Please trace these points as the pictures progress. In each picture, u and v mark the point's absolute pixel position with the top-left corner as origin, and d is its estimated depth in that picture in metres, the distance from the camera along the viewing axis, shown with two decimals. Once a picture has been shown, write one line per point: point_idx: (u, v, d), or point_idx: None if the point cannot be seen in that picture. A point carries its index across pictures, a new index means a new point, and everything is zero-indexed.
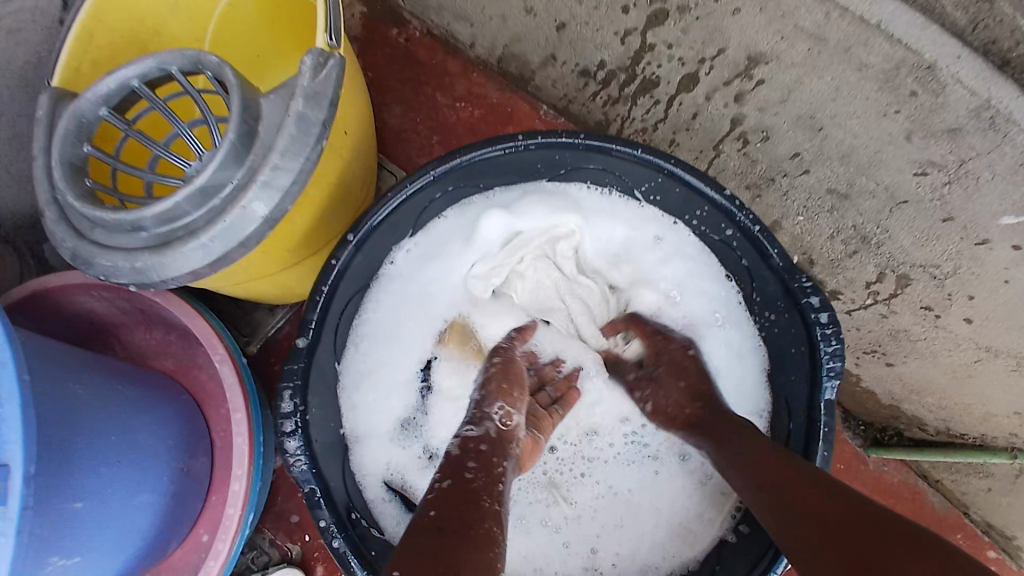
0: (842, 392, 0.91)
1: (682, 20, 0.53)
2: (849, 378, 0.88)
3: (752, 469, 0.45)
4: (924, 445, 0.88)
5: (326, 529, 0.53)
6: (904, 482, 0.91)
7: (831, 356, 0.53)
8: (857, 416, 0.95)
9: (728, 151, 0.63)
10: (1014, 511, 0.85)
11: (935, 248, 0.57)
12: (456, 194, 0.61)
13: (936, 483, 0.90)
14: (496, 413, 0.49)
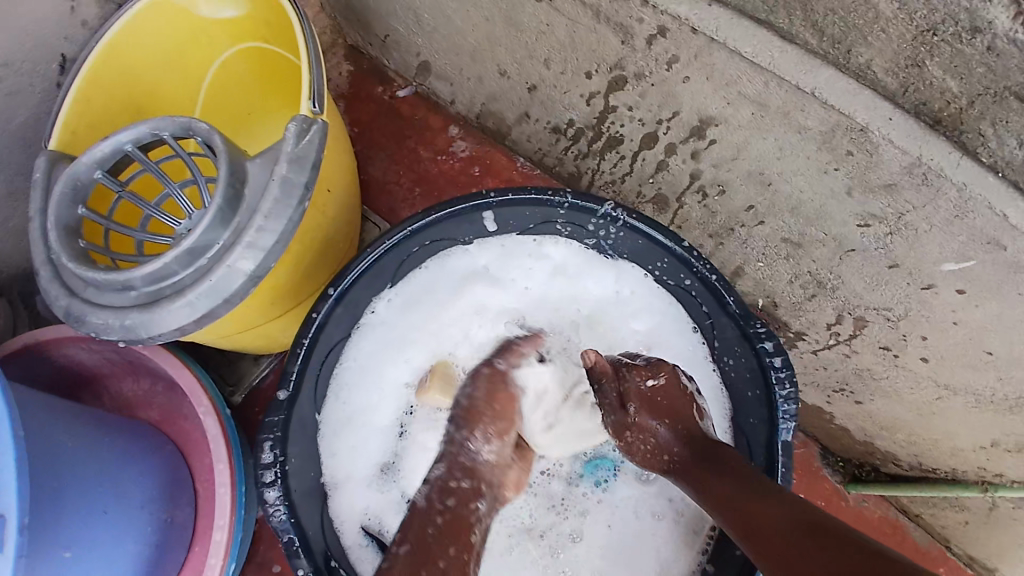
0: (819, 429, 0.94)
1: (639, 85, 0.57)
2: (823, 415, 0.90)
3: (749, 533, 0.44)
4: (900, 481, 0.90)
5: None
6: (884, 517, 0.92)
7: (786, 399, 0.56)
8: (834, 452, 0.96)
9: (689, 204, 0.67)
10: (993, 544, 0.86)
11: (886, 291, 0.60)
12: (433, 247, 0.64)
13: (916, 517, 0.91)
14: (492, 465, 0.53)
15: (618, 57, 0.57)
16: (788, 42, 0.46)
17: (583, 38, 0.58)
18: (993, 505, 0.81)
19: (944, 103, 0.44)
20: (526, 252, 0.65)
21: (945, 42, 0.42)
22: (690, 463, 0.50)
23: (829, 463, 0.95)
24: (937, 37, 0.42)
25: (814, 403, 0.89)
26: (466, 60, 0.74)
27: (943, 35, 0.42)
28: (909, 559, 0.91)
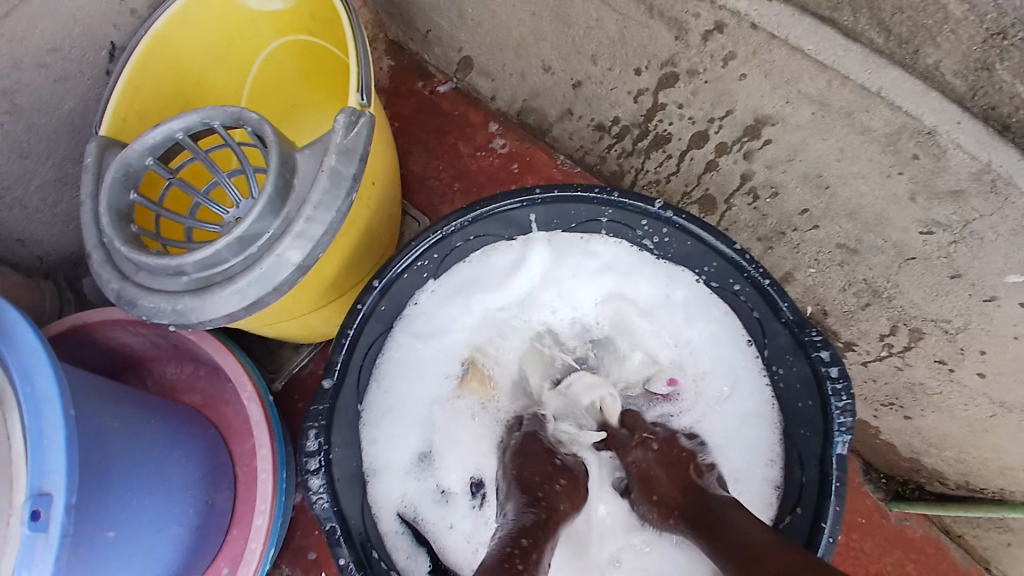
0: (862, 442, 0.91)
1: (691, 82, 0.56)
2: (868, 428, 0.87)
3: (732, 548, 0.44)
4: (946, 500, 0.86)
5: (345, 567, 0.53)
6: (926, 536, 0.89)
7: (841, 410, 0.53)
8: (878, 468, 0.93)
9: (738, 206, 0.65)
10: None
11: (944, 303, 0.57)
12: (478, 242, 0.63)
13: (959, 538, 0.88)
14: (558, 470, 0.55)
15: (670, 53, 0.55)
16: (852, 40, 0.44)
17: (634, 33, 0.56)
18: None
19: (1013, 108, 0.42)
20: (574, 249, 0.64)
21: (1016, 45, 0.41)
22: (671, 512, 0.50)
23: (872, 479, 0.92)
24: (1008, 39, 0.41)
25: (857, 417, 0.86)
26: (510, 55, 0.74)
27: (1014, 38, 0.41)
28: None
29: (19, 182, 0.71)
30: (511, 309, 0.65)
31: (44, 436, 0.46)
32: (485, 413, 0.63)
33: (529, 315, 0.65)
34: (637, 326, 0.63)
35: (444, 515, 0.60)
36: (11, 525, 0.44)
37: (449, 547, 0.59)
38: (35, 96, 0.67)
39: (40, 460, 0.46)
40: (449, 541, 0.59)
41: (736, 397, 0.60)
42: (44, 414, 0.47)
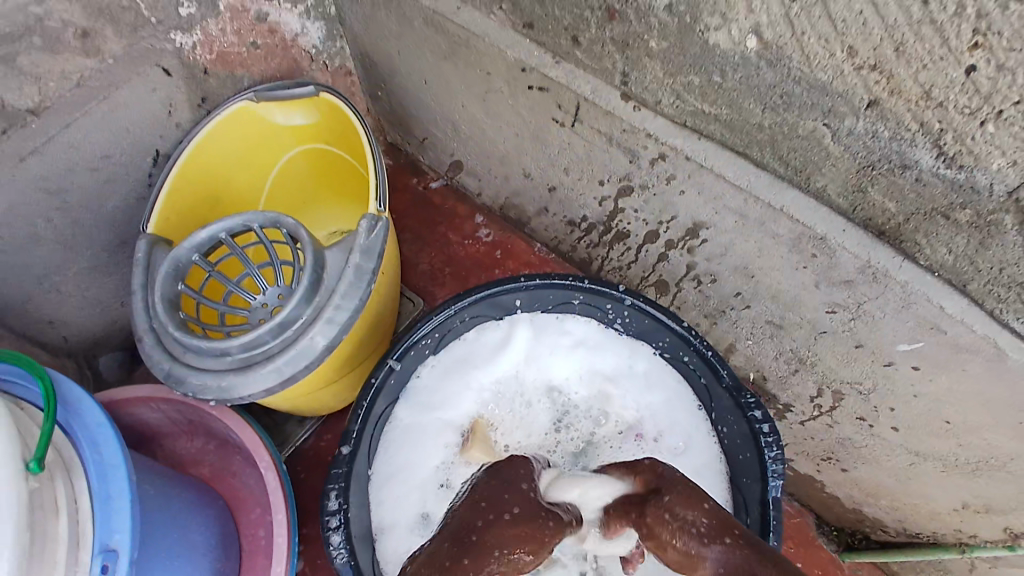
0: (812, 497, 1.01)
1: (644, 194, 0.70)
2: (815, 482, 0.98)
3: None
4: (889, 547, 0.96)
5: None
6: None
7: (774, 459, 0.64)
8: (829, 521, 1.03)
9: (686, 289, 0.79)
10: None
11: (855, 368, 0.69)
12: (472, 323, 0.74)
13: None
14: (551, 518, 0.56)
15: (626, 171, 0.69)
16: (761, 169, 0.58)
17: (598, 155, 0.71)
18: (974, 566, 0.87)
19: (885, 219, 0.55)
20: (552, 327, 0.76)
21: (882, 175, 0.52)
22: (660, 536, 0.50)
23: (824, 532, 1.02)
24: (876, 170, 0.52)
25: (804, 472, 0.97)
26: (496, 163, 0.88)
27: (881, 170, 0.52)
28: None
29: (58, 269, 0.81)
30: (502, 380, 0.75)
31: (111, 498, 0.54)
32: None
33: (518, 386, 0.75)
34: (608, 392, 0.74)
35: None
36: None
37: None
38: (84, 195, 0.78)
39: (107, 521, 0.54)
40: None
41: (693, 451, 0.70)
42: (111, 479, 0.55)
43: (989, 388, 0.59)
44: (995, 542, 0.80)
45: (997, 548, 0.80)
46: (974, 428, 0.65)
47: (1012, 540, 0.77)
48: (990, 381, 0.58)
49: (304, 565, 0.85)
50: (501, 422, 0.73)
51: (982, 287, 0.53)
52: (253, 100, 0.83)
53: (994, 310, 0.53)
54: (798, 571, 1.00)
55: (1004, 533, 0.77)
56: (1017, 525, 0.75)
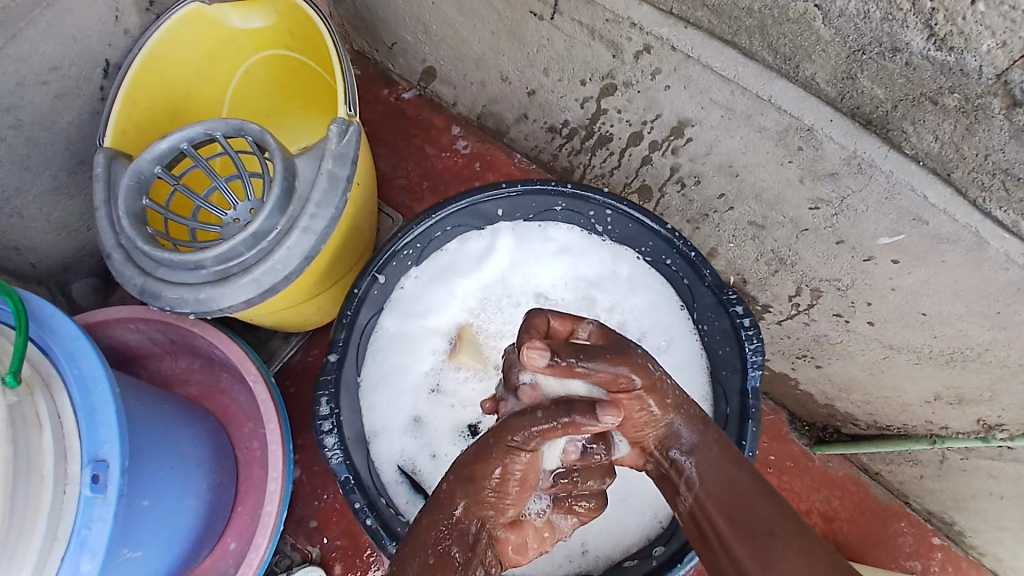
0: (788, 396, 1.06)
1: (627, 92, 0.68)
2: (789, 380, 1.02)
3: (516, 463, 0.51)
4: (858, 439, 1.02)
5: (360, 510, 0.61)
6: (848, 475, 1.06)
7: (754, 351, 0.66)
8: (802, 417, 1.09)
9: (670, 193, 0.78)
10: (946, 496, 0.97)
11: (835, 265, 0.70)
12: (454, 233, 0.73)
13: (876, 475, 1.04)
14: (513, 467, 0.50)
15: (609, 68, 0.67)
16: (749, 58, 0.56)
17: (580, 51, 0.67)
18: (944, 458, 0.92)
19: (873, 107, 0.53)
20: (534, 234, 0.75)
21: (872, 60, 0.50)
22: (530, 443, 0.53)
23: (797, 428, 1.09)
24: (866, 55, 0.51)
25: (780, 371, 1.01)
26: (471, 67, 0.84)
27: (870, 54, 0.50)
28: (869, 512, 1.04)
29: (17, 191, 0.75)
30: (487, 288, 0.75)
31: (96, 410, 0.54)
32: (472, 379, 0.72)
33: (503, 294, 0.75)
34: (593, 297, 0.74)
35: (439, 467, 0.69)
36: (71, 490, 0.51)
37: None
38: (37, 112, 0.72)
39: (93, 432, 0.54)
40: None
41: (673, 350, 0.72)
42: (94, 392, 0.55)
43: (963, 278, 0.60)
44: (967, 434, 0.85)
45: (969, 438, 0.84)
46: (947, 318, 0.67)
47: (984, 431, 0.82)
48: (965, 271, 0.59)
49: (301, 474, 0.87)
50: (488, 329, 0.73)
51: (965, 175, 0.53)
52: (206, 1, 0.76)
53: (976, 200, 0.54)
54: (772, 463, 1.06)
55: (976, 424, 0.82)
56: (986, 415, 0.80)
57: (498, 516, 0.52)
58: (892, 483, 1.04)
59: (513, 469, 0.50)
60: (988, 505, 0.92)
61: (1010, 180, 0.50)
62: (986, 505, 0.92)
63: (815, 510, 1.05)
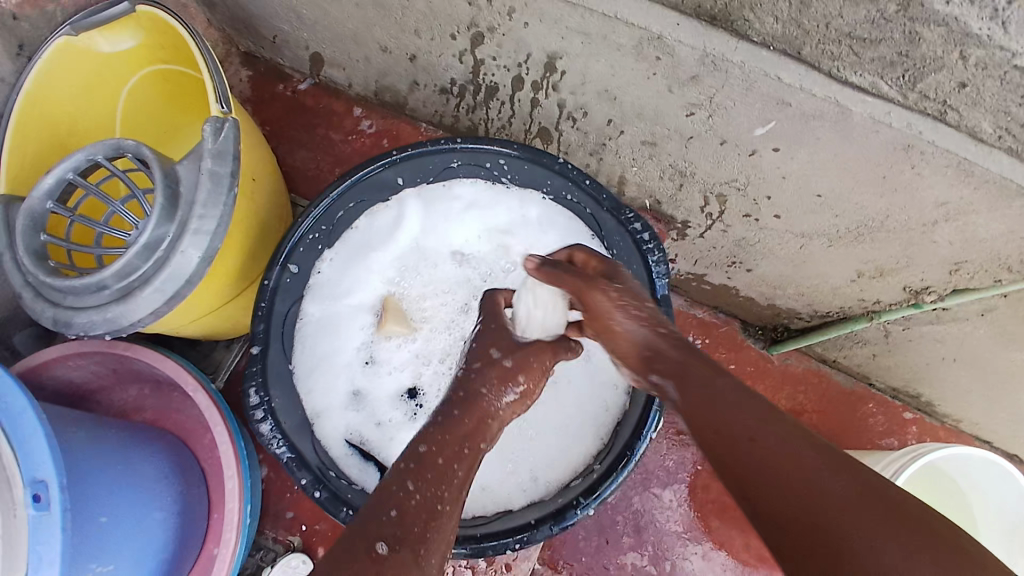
0: (735, 305, 1.09)
1: (494, 37, 0.69)
2: (730, 290, 1.06)
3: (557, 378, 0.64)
4: (807, 332, 1.05)
5: (306, 485, 0.64)
6: (807, 368, 1.12)
7: (656, 262, 0.68)
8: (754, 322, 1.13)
9: (565, 130, 0.79)
10: (898, 365, 1.03)
11: (728, 166, 0.72)
12: (359, 208, 0.74)
13: (833, 363, 1.11)
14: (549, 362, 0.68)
15: (470, 17, 0.67)
16: None
17: (439, 6, 0.68)
18: (886, 331, 0.97)
19: (712, 3, 0.55)
20: (440, 196, 0.76)
21: None
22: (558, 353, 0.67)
23: (750, 333, 1.13)
24: None
25: (719, 283, 1.04)
26: (352, 45, 0.84)
27: None
28: (834, 397, 1.12)
29: None
30: (402, 258, 0.77)
31: (26, 437, 0.56)
32: (403, 346, 0.74)
33: (421, 260, 0.77)
34: (506, 244, 0.77)
35: (384, 435, 0.72)
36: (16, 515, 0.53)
37: (393, 456, 0.71)
38: None
39: (29, 458, 0.55)
40: (392, 452, 0.71)
41: None
42: (21, 421, 0.56)
43: (841, 152, 0.63)
44: (901, 303, 0.88)
45: (903, 307, 0.88)
46: (841, 195, 0.70)
47: (914, 297, 0.85)
48: (838, 145, 0.62)
49: (269, 472, 0.89)
50: (410, 295, 0.76)
51: (814, 49, 0.54)
52: (71, 32, 0.75)
53: (831, 71, 0.56)
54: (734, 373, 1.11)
55: (904, 291, 0.85)
56: (910, 281, 0.82)
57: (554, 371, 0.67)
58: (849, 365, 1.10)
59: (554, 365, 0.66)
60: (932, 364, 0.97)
61: (857, 43, 0.53)
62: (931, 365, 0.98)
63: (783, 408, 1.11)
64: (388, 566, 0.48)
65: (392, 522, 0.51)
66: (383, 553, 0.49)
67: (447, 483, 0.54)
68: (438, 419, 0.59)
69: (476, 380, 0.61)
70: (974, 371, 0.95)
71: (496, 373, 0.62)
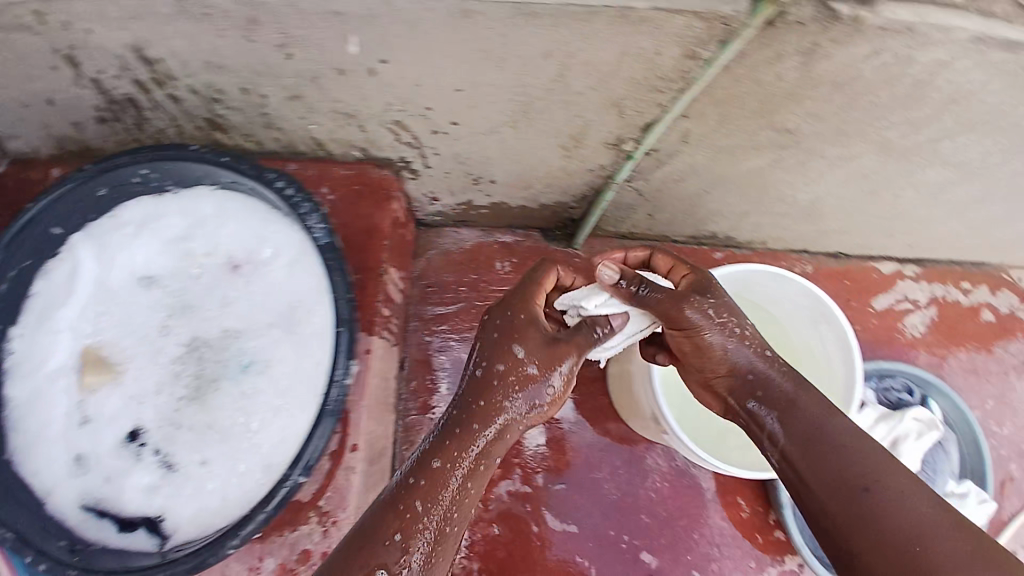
0: (513, 214, 1.14)
1: (83, 52, 0.70)
2: (499, 204, 1.11)
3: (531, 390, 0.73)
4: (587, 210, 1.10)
5: (34, 559, 0.73)
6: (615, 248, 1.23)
7: (303, 208, 0.79)
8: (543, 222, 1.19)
9: (225, 113, 0.80)
10: (667, 210, 1.09)
11: (369, 92, 0.74)
12: (32, 274, 0.82)
13: (629, 236, 1.22)
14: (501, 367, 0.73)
15: (48, 39, 0.68)
16: None
17: (15, 40, 0.68)
18: (637, 189, 1.01)
19: None
20: (110, 238, 0.85)
21: None
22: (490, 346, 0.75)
23: (552, 236, 1.23)
24: None
25: (484, 201, 1.08)
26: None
27: None
28: (645, 266, 1.23)
29: None
30: (87, 312, 0.84)
31: None
32: (114, 393, 0.83)
33: (111, 309, 0.85)
34: (190, 249, 0.87)
35: (116, 484, 0.80)
36: None
37: (127, 505, 0.79)
38: None
39: None
40: (126, 495, 0.79)
41: (276, 243, 0.86)
42: None
43: (424, 40, 0.65)
44: (621, 161, 0.90)
45: (625, 164, 0.90)
46: (473, 81, 0.71)
47: (624, 151, 0.87)
48: (414, 34, 0.64)
49: None
50: (112, 337, 0.84)
51: None
52: None
53: None
54: None
55: (614, 149, 0.87)
56: (607, 137, 0.84)
57: (519, 385, 0.73)
58: (642, 233, 1.20)
59: (507, 372, 0.73)
60: (684, 200, 1.04)
61: None
62: (684, 202, 1.05)
63: None
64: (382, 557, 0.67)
65: (401, 516, 0.68)
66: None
67: (449, 488, 0.71)
68: (455, 426, 0.73)
69: (495, 386, 0.73)
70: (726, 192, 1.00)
71: (520, 379, 0.73)
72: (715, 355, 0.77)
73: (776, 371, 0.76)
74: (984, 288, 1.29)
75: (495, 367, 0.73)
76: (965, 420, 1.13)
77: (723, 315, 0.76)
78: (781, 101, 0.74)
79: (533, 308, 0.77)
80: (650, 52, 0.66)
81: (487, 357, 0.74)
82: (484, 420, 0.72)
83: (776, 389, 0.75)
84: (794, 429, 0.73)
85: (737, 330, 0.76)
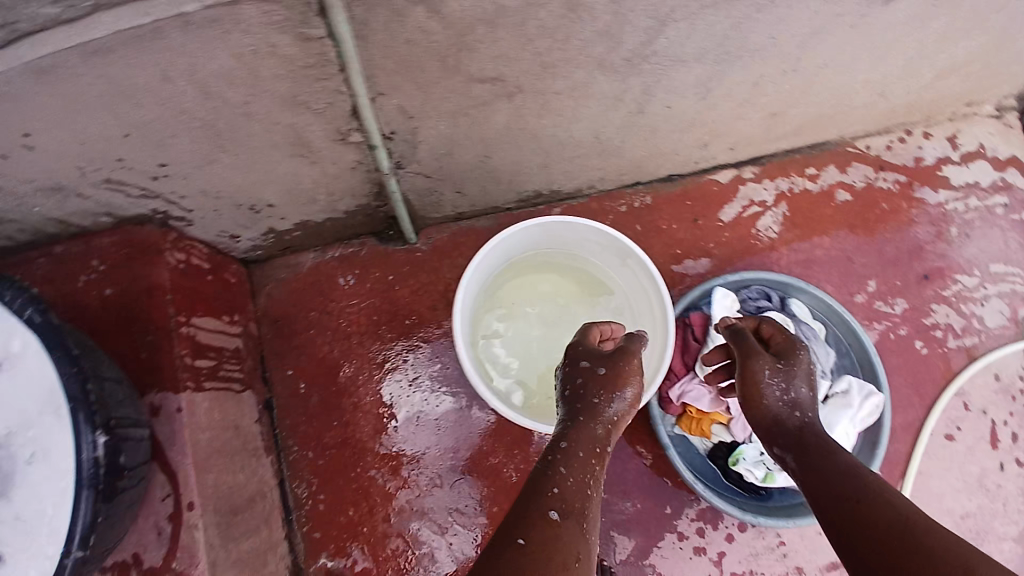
0: (331, 229, 1.15)
1: None
2: (309, 224, 1.10)
3: (612, 381, 0.76)
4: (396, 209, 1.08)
5: None
6: (452, 234, 1.22)
7: (21, 304, 0.71)
8: (371, 229, 1.19)
9: None
10: (470, 184, 1.06)
11: (50, 166, 0.73)
12: None
13: (461, 217, 1.21)
14: (611, 405, 0.75)
15: None
16: None
17: None
18: (423, 174, 0.98)
19: None
20: None
21: None
22: (601, 383, 0.76)
23: (386, 241, 1.21)
24: None
25: (288, 225, 1.08)
26: None
27: None
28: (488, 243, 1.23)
29: None
30: None
31: None
32: None
33: None
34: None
35: None
36: None
37: None
38: None
39: None
40: None
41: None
42: None
43: (46, 104, 0.63)
44: (370, 153, 0.87)
45: (374, 153, 0.86)
46: (143, 126, 0.69)
47: (360, 142, 0.83)
48: (32, 102, 0.62)
49: None
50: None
51: None
52: None
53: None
54: (393, 280, 1.19)
55: (348, 144, 0.83)
56: (329, 135, 0.80)
57: (612, 393, 0.75)
58: (471, 210, 1.19)
59: (597, 390, 0.76)
60: (475, 170, 1.00)
61: None
62: (476, 174, 1.03)
63: (451, 281, 1.20)
64: (561, 530, 0.62)
65: (557, 497, 0.65)
66: (557, 518, 0.63)
67: (585, 463, 0.69)
68: (569, 424, 0.73)
69: (587, 394, 0.75)
70: (505, 152, 0.97)
71: (599, 381, 0.76)
72: (750, 366, 0.80)
73: (793, 381, 0.78)
74: (832, 168, 1.25)
75: (629, 386, 0.77)
76: (830, 309, 1.10)
77: (786, 366, 0.79)
78: (454, 54, 0.69)
79: (586, 346, 0.82)
80: (267, 45, 0.61)
81: (570, 378, 0.79)
82: (591, 416, 0.74)
83: (790, 424, 0.77)
84: (805, 456, 0.74)
85: (778, 373, 0.78)
